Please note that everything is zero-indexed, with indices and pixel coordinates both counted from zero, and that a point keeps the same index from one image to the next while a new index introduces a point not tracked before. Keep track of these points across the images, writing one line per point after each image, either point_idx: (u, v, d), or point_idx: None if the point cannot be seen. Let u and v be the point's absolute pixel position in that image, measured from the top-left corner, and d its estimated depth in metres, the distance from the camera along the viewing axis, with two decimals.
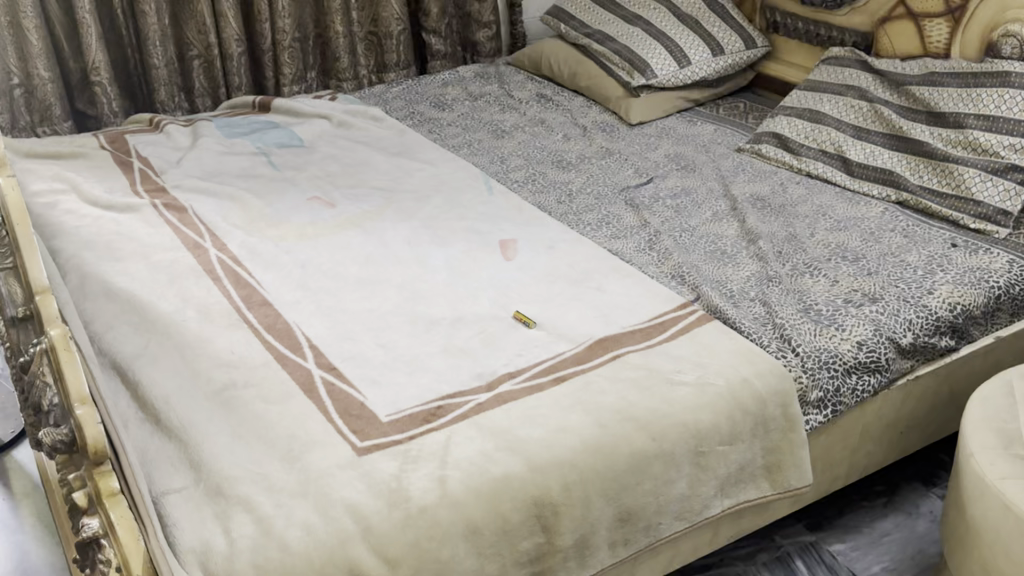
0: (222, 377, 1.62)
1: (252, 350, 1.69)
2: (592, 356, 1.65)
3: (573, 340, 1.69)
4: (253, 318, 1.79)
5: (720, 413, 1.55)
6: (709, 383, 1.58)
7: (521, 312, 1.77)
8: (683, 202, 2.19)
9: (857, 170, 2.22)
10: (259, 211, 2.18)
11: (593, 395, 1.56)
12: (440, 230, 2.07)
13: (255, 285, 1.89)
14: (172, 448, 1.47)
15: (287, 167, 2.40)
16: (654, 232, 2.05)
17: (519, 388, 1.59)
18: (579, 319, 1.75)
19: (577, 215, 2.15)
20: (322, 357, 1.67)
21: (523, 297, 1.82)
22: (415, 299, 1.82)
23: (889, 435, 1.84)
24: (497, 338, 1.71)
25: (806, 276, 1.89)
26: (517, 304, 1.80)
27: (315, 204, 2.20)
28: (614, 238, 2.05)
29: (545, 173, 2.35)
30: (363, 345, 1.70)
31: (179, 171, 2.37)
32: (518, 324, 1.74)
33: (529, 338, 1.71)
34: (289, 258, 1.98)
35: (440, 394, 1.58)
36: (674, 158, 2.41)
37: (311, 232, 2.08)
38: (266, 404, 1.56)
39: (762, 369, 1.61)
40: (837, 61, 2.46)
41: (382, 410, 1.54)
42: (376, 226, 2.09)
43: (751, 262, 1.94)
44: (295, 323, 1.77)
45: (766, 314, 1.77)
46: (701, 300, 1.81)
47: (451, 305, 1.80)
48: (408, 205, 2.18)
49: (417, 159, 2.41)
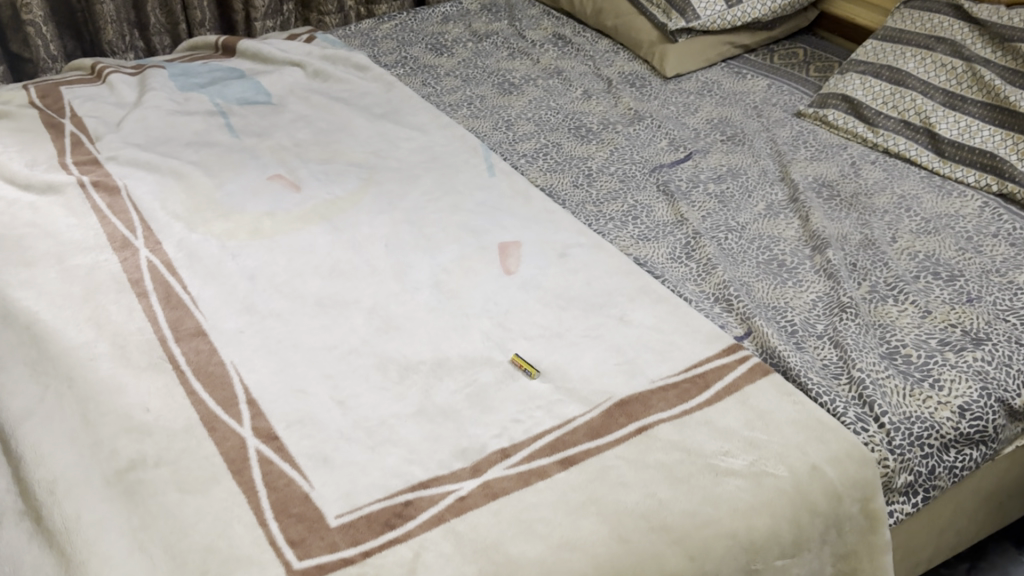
0: (131, 450, 1.25)
1: (174, 407, 1.32)
2: (610, 425, 1.27)
3: (586, 399, 1.31)
4: (181, 356, 1.41)
5: (780, 516, 1.17)
6: (766, 474, 1.20)
7: (521, 356, 1.37)
8: (729, 188, 1.78)
9: (949, 151, 1.79)
10: (207, 195, 1.78)
11: (611, 490, 1.18)
12: (426, 227, 1.66)
13: (190, 304, 1.51)
14: (51, 566, 1.11)
15: (248, 133, 1.99)
16: (694, 232, 1.64)
17: (513, 476, 1.21)
18: (596, 367, 1.35)
19: (599, 205, 1.74)
20: (261, 420, 1.29)
21: (525, 330, 1.43)
22: (386, 330, 1.43)
23: (988, 508, 1.45)
24: (489, 392, 1.33)
25: (888, 304, 1.49)
26: (517, 341, 1.41)
27: (275, 187, 1.80)
28: (642, 241, 1.64)
29: (560, 145, 1.93)
30: (318, 402, 1.32)
31: (118, 136, 1.97)
32: (517, 373, 1.35)
33: (530, 395, 1.32)
34: (236, 266, 1.59)
35: (411, 483, 1.20)
36: (718, 125, 1.99)
37: (267, 228, 1.68)
38: (181, 495, 1.19)
39: (835, 452, 1.23)
40: (922, 4, 1.99)
41: (332, 508, 1.17)
42: (347, 219, 1.69)
43: (818, 279, 1.54)
44: (232, 364, 1.39)
45: (839, 363, 1.38)
46: (754, 339, 1.42)
47: (433, 341, 1.41)
48: (390, 188, 1.78)
49: (405, 124, 1.99)
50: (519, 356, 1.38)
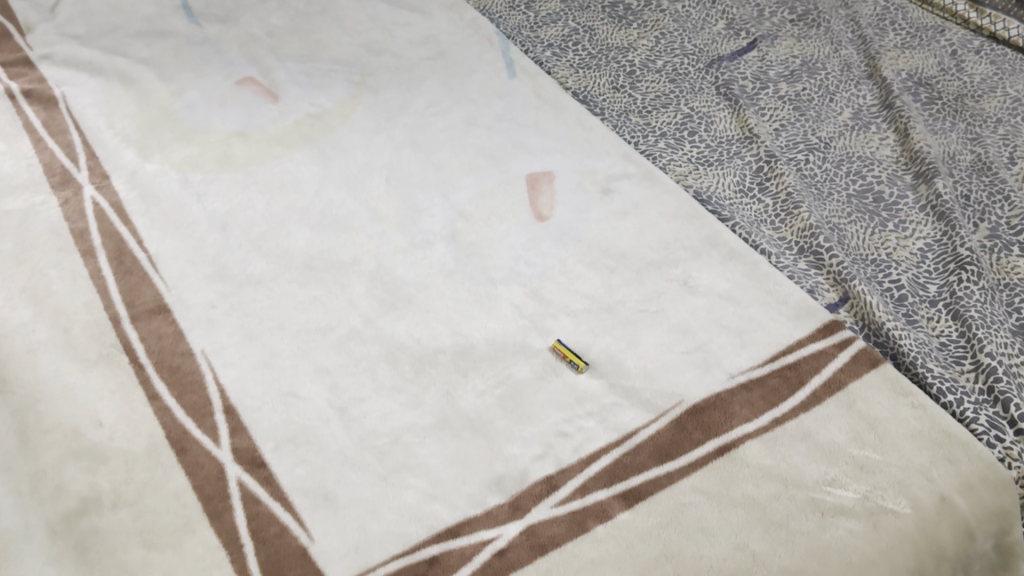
0: (81, 485, 0.99)
1: (133, 418, 1.05)
2: (682, 441, 1.01)
3: (649, 404, 1.04)
4: (139, 343, 1.13)
5: (903, 569, 0.92)
6: (883, 513, 0.95)
7: (564, 343, 1.10)
8: (806, 90, 1.46)
9: None
10: (163, 107, 1.44)
11: (691, 541, 0.93)
12: (434, 153, 1.35)
13: (148, 268, 1.22)
14: None
15: (211, 20, 1.64)
16: (767, 154, 1.34)
17: (565, 517, 0.96)
18: (659, 357, 1.08)
19: (647, 115, 1.43)
20: (243, 438, 1.03)
21: (567, 303, 1.14)
22: (394, 304, 1.15)
23: None
24: (528, 394, 1.06)
25: (1014, 252, 1.21)
26: (559, 321, 1.13)
27: (247, 96, 1.46)
28: (703, 166, 1.34)
29: (595, 30, 1.60)
30: (313, 411, 1.05)
31: (51, 26, 1.60)
32: (560, 365, 1.08)
33: (578, 398, 1.05)
34: (202, 210, 1.28)
35: (437, 531, 0.95)
36: (785, 1, 1.66)
37: (239, 154, 1.36)
38: (145, 552, 0.93)
39: (966, 477, 0.98)
40: None
41: (338, 570, 0.91)
42: (337, 141, 1.37)
43: (923, 219, 1.25)
44: (203, 355, 1.12)
45: (960, 339, 1.11)
46: (853, 308, 1.14)
47: (453, 319, 1.13)
48: (389, 97, 1.45)
49: (402, 6, 1.64)
50: (563, 342, 1.10)
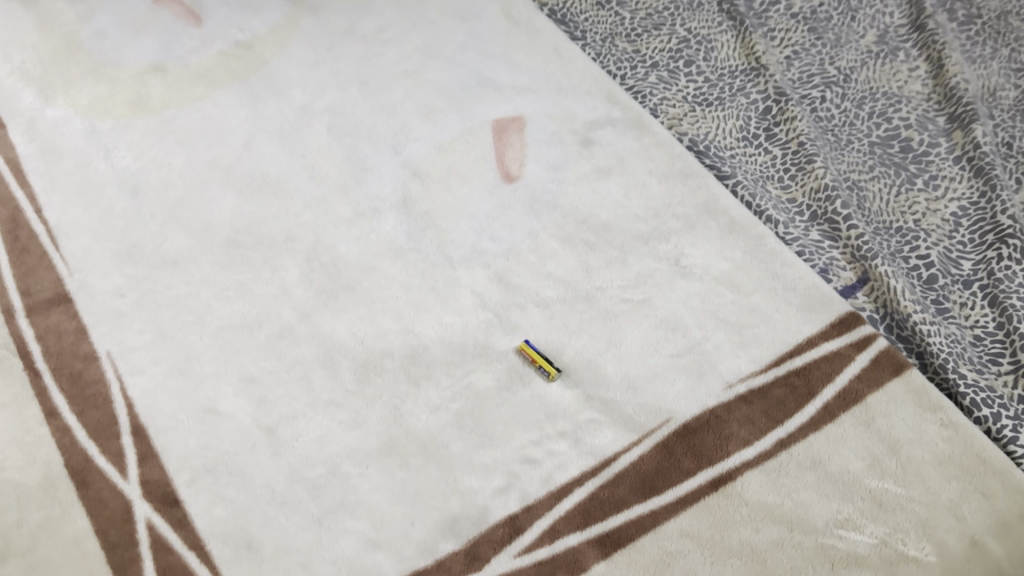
0: None
1: (27, 443, 0.89)
2: (670, 471, 0.86)
3: (632, 422, 0.89)
4: (36, 345, 0.96)
5: None
6: (903, 563, 0.81)
7: (534, 347, 0.93)
8: (823, 6, 1.24)
9: None
10: (68, 35, 1.23)
11: None
12: (385, 93, 1.15)
13: (47, 245, 1.03)
14: None
15: None
16: (776, 91, 1.14)
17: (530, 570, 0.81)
18: (643, 362, 0.91)
19: (637, 40, 1.22)
20: (154, 468, 0.88)
21: (537, 290, 0.97)
22: (333, 292, 0.97)
23: None
24: (489, 409, 0.90)
25: None
26: (527, 313, 0.95)
27: (166, 19, 1.24)
28: (701, 106, 1.14)
29: None
30: (237, 433, 0.89)
31: None
32: (528, 372, 0.92)
33: (548, 414, 0.89)
34: (112, 169, 1.09)
35: None
36: None
37: (155, 97, 1.16)
38: None
39: (1003, 515, 0.83)
40: None
41: None
42: (271, 79, 1.17)
43: (958, 175, 1.06)
44: (109, 359, 0.95)
45: (999, 331, 0.94)
46: (873, 293, 0.97)
47: (402, 311, 0.96)
48: (333, 20, 1.23)
49: None
50: (531, 342, 0.93)
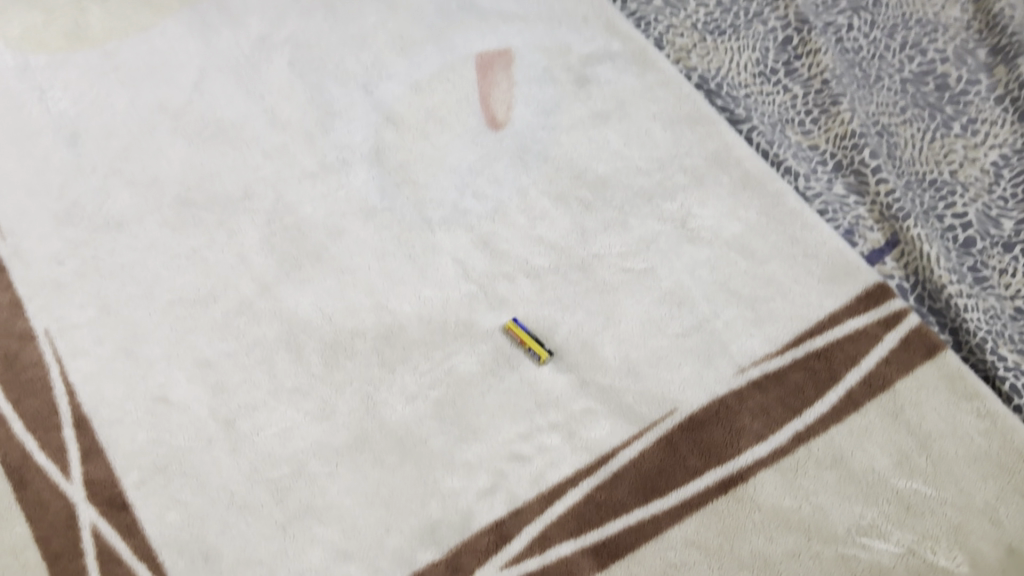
0: None
1: None
2: (675, 470, 0.77)
3: (633, 414, 0.79)
4: None
5: None
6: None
7: (523, 325, 0.82)
8: None
9: None
10: None
11: None
12: (355, 22, 1.01)
13: None
14: None
15: None
16: (799, 17, 1.01)
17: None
18: (645, 343, 0.82)
19: None
20: (99, 466, 0.79)
21: (527, 257, 0.86)
22: (297, 261, 0.87)
23: None
24: (473, 397, 0.80)
25: None
26: (514, 285, 0.85)
27: None
28: (714, 34, 1.01)
29: None
30: (190, 426, 0.80)
31: None
32: (516, 354, 0.82)
33: (538, 403, 0.80)
34: (47, 113, 0.96)
35: None
36: None
37: (95, 28, 1.02)
38: None
39: None
40: None
41: None
42: (227, 5, 1.03)
43: (1001, 117, 0.94)
44: (48, 338, 0.85)
45: None
46: (905, 257, 0.87)
47: (375, 283, 0.85)
48: None
49: None
50: (520, 320, 0.83)
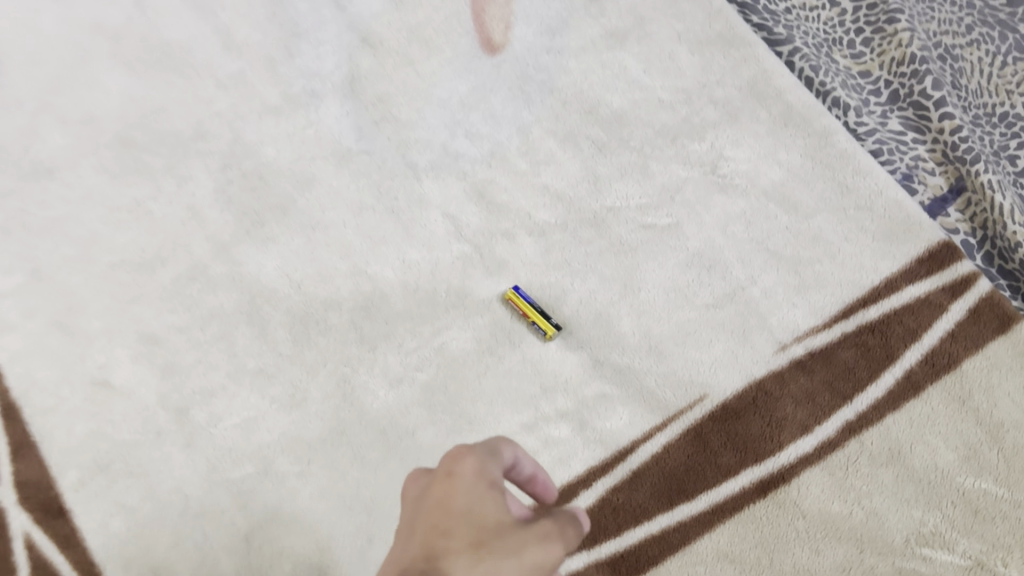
0: None
1: None
2: (704, 469, 0.66)
3: (655, 401, 0.67)
4: None
5: None
6: None
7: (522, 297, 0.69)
8: None
9: None
10: None
11: None
12: None
13: None
14: None
15: None
16: None
17: None
18: (669, 316, 0.69)
19: None
20: (31, 465, 0.68)
21: (529, 210, 0.73)
22: (258, 216, 0.73)
23: None
24: (468, 381, 0.69)
25: None
26: (514, 246, 0.72)
27: None
28: None
29: None
30: (137, 416, 0.69)
31: None
32: (517, 328, 0.70)
33: (544, 388, 0.68)
34: None
35: None
36: None
37: None
38: None
39: None
40: None
41: None
42: None
43: None
44: None
45: None
46: (972, 210, 0.74)
47: (350, 244, 0.72)
48: None
49: None
50: (522, 289, 0.70)
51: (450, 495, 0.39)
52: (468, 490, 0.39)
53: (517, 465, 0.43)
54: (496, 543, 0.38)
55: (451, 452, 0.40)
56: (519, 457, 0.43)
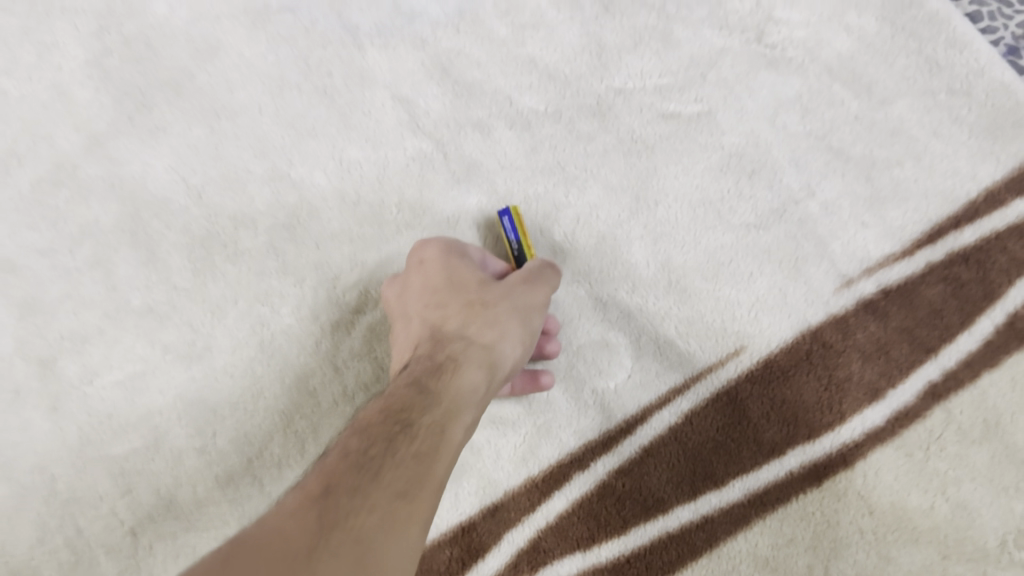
0: None
1: None
2: (740, 448, 0.51)
3: (674, 354, 0.52)
4: None
5: None
6: None
7: (518, 227, 0.51)
8: None
9: None
10: None
11: None
12: None
13: None
14: None
15: None
16: None
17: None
18: (697, 241, 0.52)
19: None
20: None
21: (507, 92, 0.54)
22: (143, 96, 0.54)
23: None
24: None
25: None
26: (489, 141, 0.54)
27: None
28: None
29: None
30: None
31: None
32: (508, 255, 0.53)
33: None
34: None
35: None
36: None
37: None
38: None
39: None
40: None
41: None
42: None
43: None
44: None
45: None
46: None
47: (267, 137, 0.54)
48: None
49: None
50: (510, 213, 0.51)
51: (428, 274, 0.48)
52: (441, 264, 0.48)
53: (487, 267, 0.50)
54: (489, 293, 0.47)
55: (414, 248, 0.49)
56: (487, 260, 0.51)
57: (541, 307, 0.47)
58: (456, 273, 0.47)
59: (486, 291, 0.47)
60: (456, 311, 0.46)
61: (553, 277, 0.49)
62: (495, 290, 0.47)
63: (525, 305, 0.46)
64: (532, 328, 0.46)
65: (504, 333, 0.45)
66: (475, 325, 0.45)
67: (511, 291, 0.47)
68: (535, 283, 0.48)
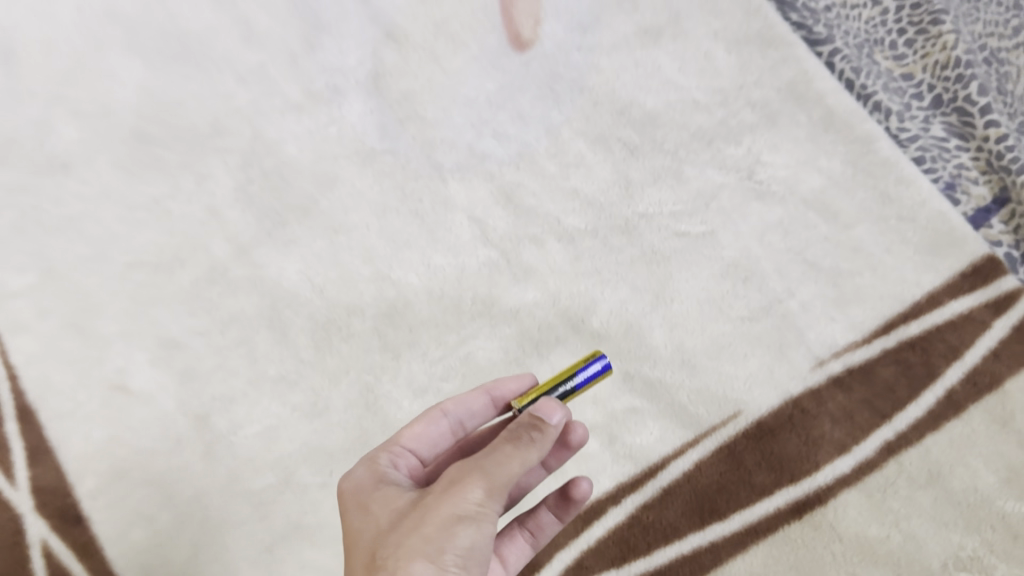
0: None
1: None
2: (738, 488, 0.64)
3: (686, 414, 0.66)
4: None
5: None
6: None
7: (588, 381, 0.53)
8: None
9: None
10: None
11: None
12: None
13: None
14: None
15: None
16: None
17: None
18: (704, 329, 0.68)
19: None
20: (47, 470, 0.65)
21: (557, 215, 0.71)
22: (280, 216, 0.71)
23: None
24: None
25: None
26: (543, 252, 0.70)
27: None
28: None
29: None
30: (156, 422, 0.66)
31: None
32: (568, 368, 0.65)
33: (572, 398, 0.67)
34: None
35: None
36: None
37: None
38: None
39: None
40: None
41: None
42: None
43: None
44: None
45: None
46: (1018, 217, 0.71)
47: (374, 248, 0.70)
48: None
49: None
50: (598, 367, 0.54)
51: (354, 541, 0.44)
52: (366, 515, 0.45)
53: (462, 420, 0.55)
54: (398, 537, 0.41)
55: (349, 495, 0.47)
56: (462, 415, 0.55)
57: (472, 480, 0.41)
58: (378, 514, 0.45)
59: (398, 530, 0.42)
60: (368, 560, 0.42)
61: (512, 449, 0.43)
62: (409, 524, 0.42)
63: (444, 516, 0.41)
64: (470, 530, 0.41)
65: (412, 566, 0.40)
66: (384, 566, 0.41)
67: (424, 515, 0.41)
68: (463, 481, 0.42)
